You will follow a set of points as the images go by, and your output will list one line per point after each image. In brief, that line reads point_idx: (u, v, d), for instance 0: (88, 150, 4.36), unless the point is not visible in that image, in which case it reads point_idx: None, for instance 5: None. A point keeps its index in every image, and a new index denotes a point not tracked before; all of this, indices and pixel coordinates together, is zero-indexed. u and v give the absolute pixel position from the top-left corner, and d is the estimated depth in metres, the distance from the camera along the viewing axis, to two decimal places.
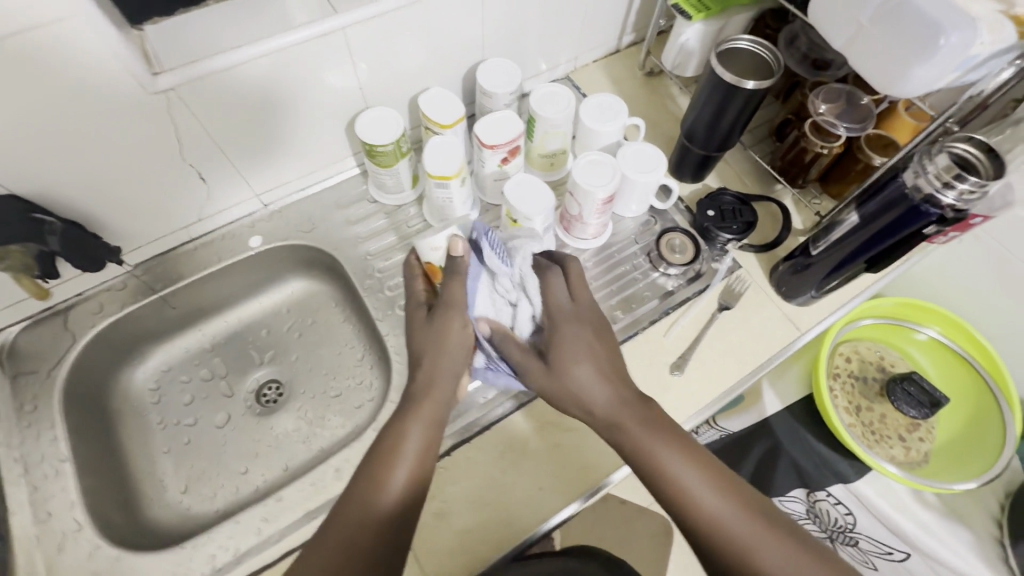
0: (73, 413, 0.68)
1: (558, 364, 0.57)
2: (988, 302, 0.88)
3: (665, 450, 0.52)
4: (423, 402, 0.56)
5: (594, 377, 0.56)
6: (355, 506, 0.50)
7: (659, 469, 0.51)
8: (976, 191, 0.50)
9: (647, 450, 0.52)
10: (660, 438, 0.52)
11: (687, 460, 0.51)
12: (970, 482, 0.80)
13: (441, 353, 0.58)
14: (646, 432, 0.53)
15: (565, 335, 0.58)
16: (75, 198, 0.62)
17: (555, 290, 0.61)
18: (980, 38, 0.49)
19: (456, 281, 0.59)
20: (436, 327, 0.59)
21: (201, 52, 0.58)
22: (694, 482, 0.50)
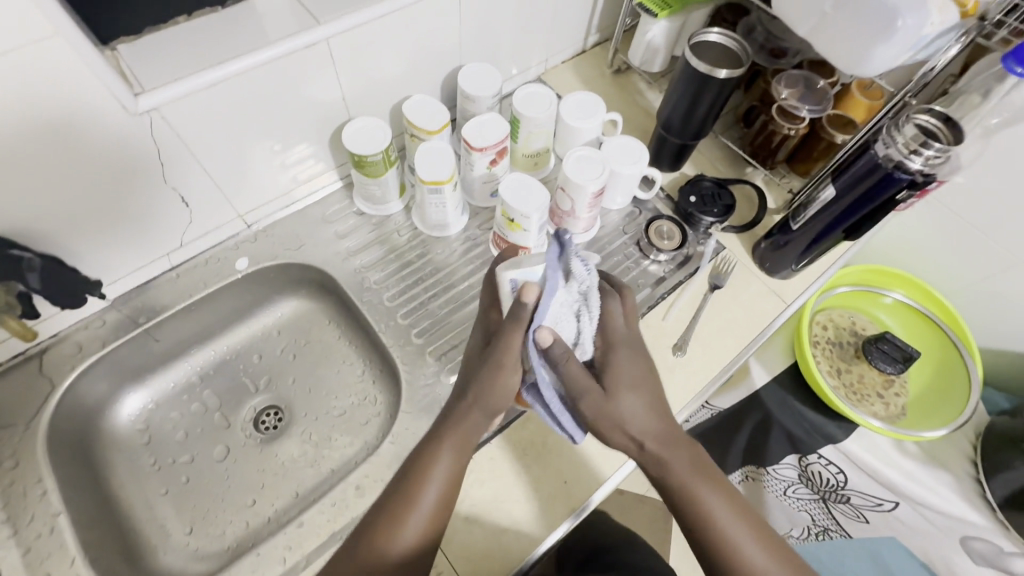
0: (60, 464, 0.63)
1: (615, 389, 0.54)
2: (941, 262, 0.96)
3: (711, 496, 0.52)
4: (453, 428, 0.56)
5: (647, 419, 0.54)
6: (385, 524, 0.51)
7: (706, 514, 0.52)
8: (940, 156, 0.55)
9: (697, 493, 0.52)
10: (704, 481, 0.53)
11: (743, 524, 0.52)
12: (942, 429, 0.87)
13: (486, 397, 0.56)
14: (698, 482, 0.53)
15: (621, 372, 0.55)
16: (49, 231, 0.58)
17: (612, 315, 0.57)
18: (931, 18, 0.53)
19: (516, 327, 0.53)
20: (488, 367, 0.55)
21: (180, 71, 0.56)
22: (737, 533, 0.52)
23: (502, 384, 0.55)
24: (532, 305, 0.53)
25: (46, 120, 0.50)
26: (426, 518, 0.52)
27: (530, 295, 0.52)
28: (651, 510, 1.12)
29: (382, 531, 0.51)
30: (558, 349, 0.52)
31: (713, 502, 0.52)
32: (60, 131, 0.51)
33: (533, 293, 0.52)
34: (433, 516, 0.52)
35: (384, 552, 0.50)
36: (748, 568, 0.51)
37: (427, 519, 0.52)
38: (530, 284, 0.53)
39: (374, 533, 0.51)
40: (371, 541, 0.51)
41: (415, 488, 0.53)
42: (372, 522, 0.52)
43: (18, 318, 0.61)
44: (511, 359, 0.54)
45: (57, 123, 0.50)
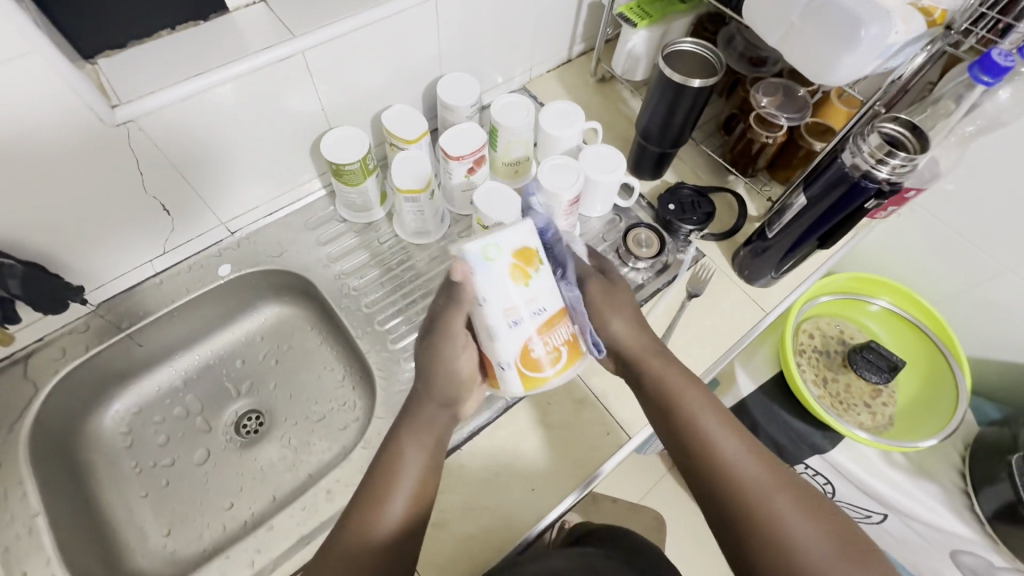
0: (42, 465, 0.65)
1: (606, 309, 0.58)
2: (929, 270, 0.95)
3: (697, 403, 0.53)
4: (416, 422, 0.56)
5: (639, 332, 0.58)
6: (362, 519, 0.50)
7: (685, 413, 0.53)
8: (907, 165, 0.55)
9: (683, 399, 0.54)
10: (692, 390, 0.54)
11: (721, 424, 0.52)
12: (932, 438, 0.85)
13: (440, 386, 0.56)
14: (675, 383, 0.55)
15: (617, 292, 0.60)
16: (31, 238, 0.59)
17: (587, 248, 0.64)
18: (895, 28, 0.53)
19: (454, 308, 0.52)
20: (435, 358, 0.55)
21: (156, 85, 0.58)
22: (722, 438, 0.51)
23: (449, 367, 0.55)
24: (461, 283, 0.50)
25: (24, 133, 0.51)
26: (405, 507, 0.52)
27: (458, 273, 0.49)
28: (639, 519, 1.11)
29: (360, 525, 0.50)
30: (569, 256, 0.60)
31: (698, 406, 0.53)
32: (38, 141, 0.53)
33: (462, 268, 0.49)
34: (413, 502, 0.52)
35: (366, 542, 0.49)
36: (734, 474, 0.49)
37: (406, 506, 0.52)
38: (463, 258, 0.49)
39: (351, 528, 0.50)
40: (349, 534, 0.50)
41: (388, 481, 0.52)
42: (347, 520, 0.51)
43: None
44: (451, 341, 0.54)
45: (36, 134, 0.52)
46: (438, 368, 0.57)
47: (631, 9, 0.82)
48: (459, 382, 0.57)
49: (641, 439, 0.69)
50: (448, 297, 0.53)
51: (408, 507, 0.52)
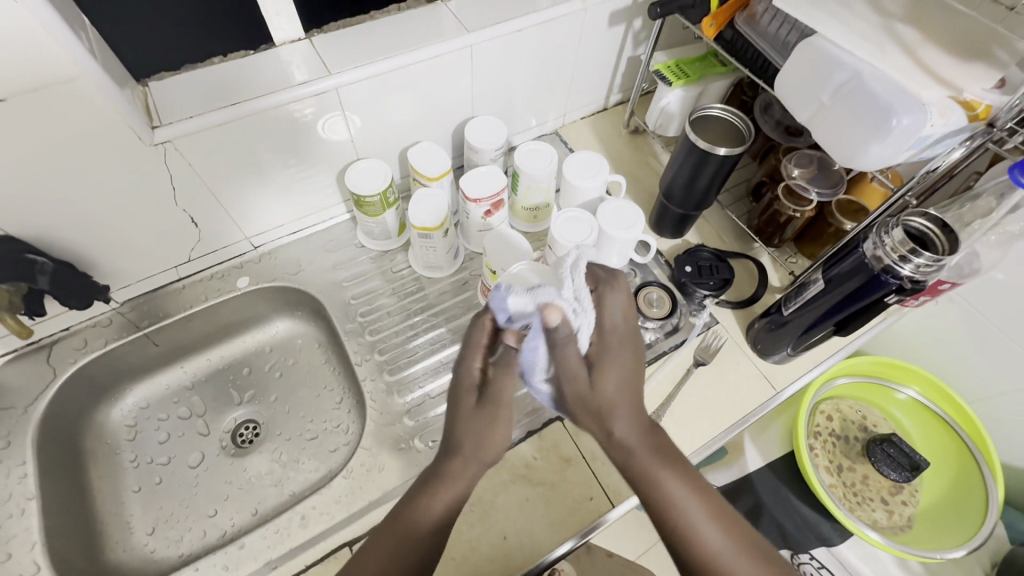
0: (47, 450, 0.68)
1: (601, 368, 0.52)
2: (968, 364, 0.89)
3: (674, 480, 0.47)
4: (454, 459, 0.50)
5: (622, 398, 0.50)
6: (403, 522, 0.49)
7: (643, 468, 0.48)
8: (932, 265, 0.53)
9: (663, 483, 0.47)
10: (668, 464, 0.48)
11: (681, 480, 0.47)
12: (959, 550, 0.79)
13: (487, 441, 0.51)
14: (641, 445, 0.49)
15: (606, 362, 0.52)
16: (68, 238, 0.64)
17: (609, 306, 0.56)
18: (931, 120, 0.51)
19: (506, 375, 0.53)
20: (488, 419, 0.51)
21: (195, 110, 0.62)
22: (701, 521, 0.46)
23: (495, 433, 0.51)
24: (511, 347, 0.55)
25: (68, 145, 0.55)
26: (446, 504, 0.49)
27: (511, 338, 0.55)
28: None
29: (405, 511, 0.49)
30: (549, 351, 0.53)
31: (669, 475, 0.47)
32: (81, 156, 0.57)
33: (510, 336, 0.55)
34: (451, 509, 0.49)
35: (409, 537, 0.48)
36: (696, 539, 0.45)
37: (444, 514, 0.49)
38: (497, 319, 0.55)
39: (394, 522, 0.49)
40: (392, 531, 0.48)
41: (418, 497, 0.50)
42: (387, 522, 0.49)
43: (16, 319, 0.65)
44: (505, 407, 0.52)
45: (81, 147, 0.56)
46: (483, 423, 0.51)
47: (668, 67, 0.82)
48: (495, 426, 0.51)
49: (627, 507, 0.66)
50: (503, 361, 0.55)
51: (449, 506, 0.49)
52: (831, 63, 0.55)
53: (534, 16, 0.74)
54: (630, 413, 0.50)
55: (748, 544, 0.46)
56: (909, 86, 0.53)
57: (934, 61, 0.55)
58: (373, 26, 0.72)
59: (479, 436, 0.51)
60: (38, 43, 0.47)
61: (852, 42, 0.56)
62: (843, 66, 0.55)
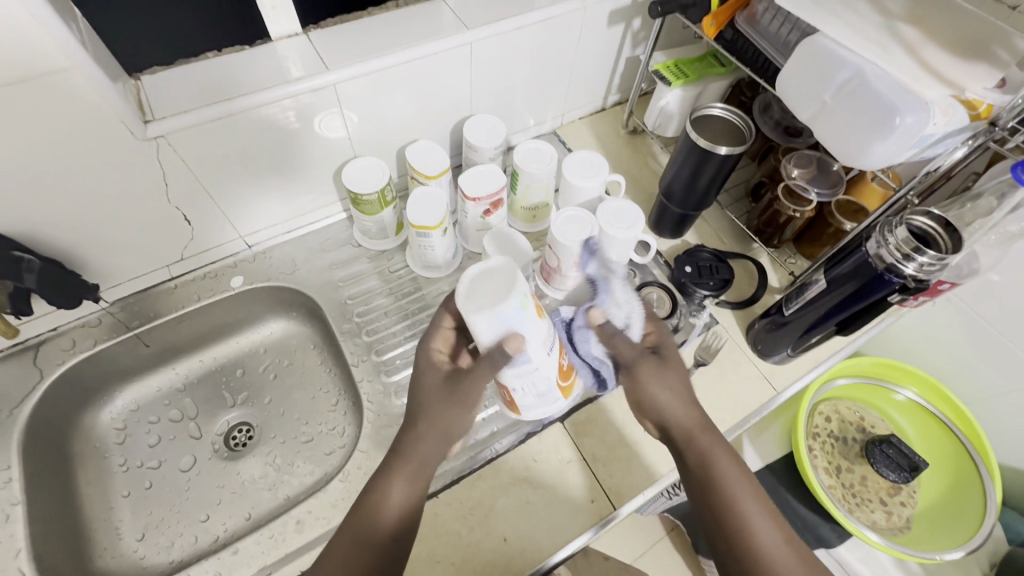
0: (32, 454, 0.66)
1: (668, 362, 0.56)
2: (964, 365, 0.89)
3: (739, 486, 0.51)
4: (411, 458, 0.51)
5: (683, 391, 0.55)
6: (363, 516, 0.50)
7: (704, 453, 0.52)
8: (936, 263, 0.52)
9: (720, 469, 0.52)
10: (726, 453, 0.53)
11: (738, 470, 0.52)
12: (958, 551, 0.79)
13: (440, 421, 0.51)
14: (703, 432, 0.54)
15: (665, 350, 0.57)
16: (57, 235, 0.62)
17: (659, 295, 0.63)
18: (934, 119, 0.51)
19: (487, 369, 0.49)
20: (444, 398, 0.52)
21: (188, 105, 0.60)
22: (757, 516, 0.50)
23: (455, 415, 0.52)
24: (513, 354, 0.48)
25: (58, 140, 0.54)
26: (407, 495, 0.51)
27: (513, 346, 0.48)
28: None
29: (365, 514, 0.50)
30: (607, 327, 0.57)
31: (726, 463, 0.52)
32: (70, 151, 0.55)
33: (518, 343, 0.48)
34: (410, 493, 0.50)
35: (369, 533, 0.49)
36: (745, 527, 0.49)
37: (401, 504, 0.50)
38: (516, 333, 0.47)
39: (355, 516, 0.50)
40: (353, 526, 0.49)
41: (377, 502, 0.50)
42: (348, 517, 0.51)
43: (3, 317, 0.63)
44: (471, 393, 0.51)
45: (71, 141, 0.55)
46: (442, 402, 0.52)
47: (667, 67, 0.82)
48: (445, 402, 0.51)
49: (629, 510, 0.65)
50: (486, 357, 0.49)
51: (410, 496, 0.51)
52: (834, 61, 0.55)
53: (534, 14, 0.73)
54: (691, 402, 0.55)
55: (797, 548, 0.49)
56: (911, 85, 0.52)
57: (936, 60, 0.55)
58: (370, 22, 0.71)
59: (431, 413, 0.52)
60: (27, 33, 0.46)
61: (854, 40, 0.56)
62: (846, 64, 0.55)
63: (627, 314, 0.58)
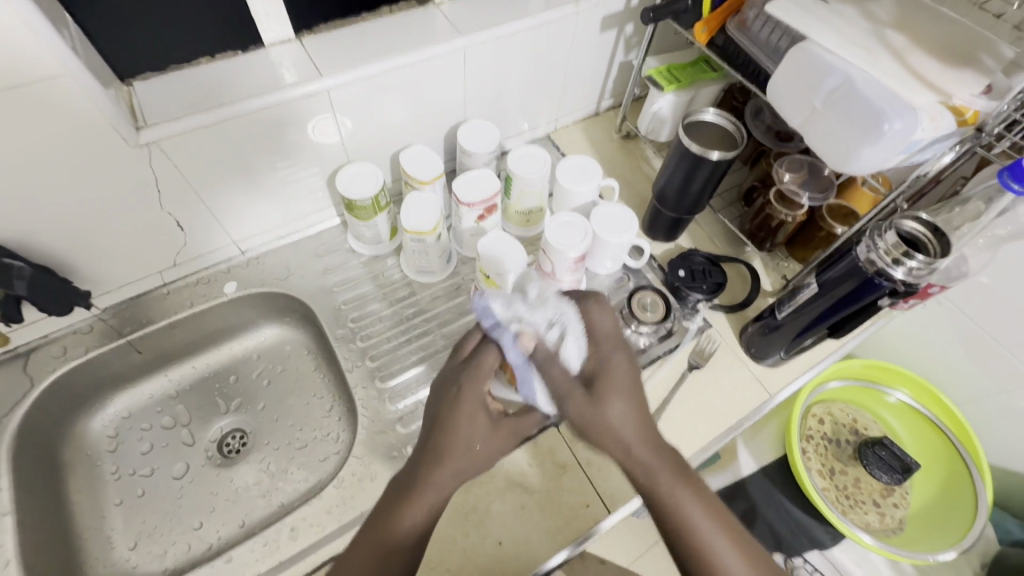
0: (23, 463, 0.66)
1: (603, 393, 0.49)
2: (955, 366, 0.90)
3: (695, 507, 0.47)
4: (434, 472, 0.49)
5: (635, 423, 0.48)
6: (381, 527, 0.48)
7: (659, 494, 0.47)
8: (925, 268, 0.53)
9: (682, 506, 0.46)
10: (685, 487, 0.47)
11: (700, 504, 0.47)
12: (949, 552, 0.79)
13: (478, 457, 0.50)
14: (659, 468, 0.47)
15: (610, 375, 0.51)
16: (47, 242, 0.62)
17: (596, 318, 0.56)
18: (921, 126, 0.51)
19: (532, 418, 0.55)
20: (492, 438, 0.51)
21: (181, 111, 0.60)
22: (724, 550, 0.46)
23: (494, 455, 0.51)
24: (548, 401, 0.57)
25: (49, 146, 0.54)
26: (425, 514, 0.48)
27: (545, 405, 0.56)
28: None
29: (384, 524, 0.48)
30: (540, 352, 0.54)
31: (687, 498, 0.47)
32: (62, 158, 0.55)
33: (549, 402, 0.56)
34: (431, 514, 0.48)
35: (387, 544, 0.47)
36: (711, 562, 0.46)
37: (420, 524, 0.48)
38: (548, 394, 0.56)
39: (371, 531, 0.48)
40: (372, 538, 0.47)
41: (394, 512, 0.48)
42: (366, 529, 0.48)
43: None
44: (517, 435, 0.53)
45: (62, 147, 0.54)
46: (490, 440, 0.51)
47: (660, 72, 0.82)
48: (489, 439, 0.51)
49: (622, 514, 0.65)
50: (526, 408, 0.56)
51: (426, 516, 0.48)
52: (821, 68, 0.56)
53: (527, 20, 0.74)
54: (645, 433, 0.48)
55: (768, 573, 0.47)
56: (900, 92, 0.53)
57: (923, 66, 0.56)
58: (363, 28, 0.71)
59: (473, 449, 0.50)
60: (18, 39, 0.46)
61: (843, 47, 0.56)
62: (834, 71, 0.55)
63: (552, 338, 0.55)
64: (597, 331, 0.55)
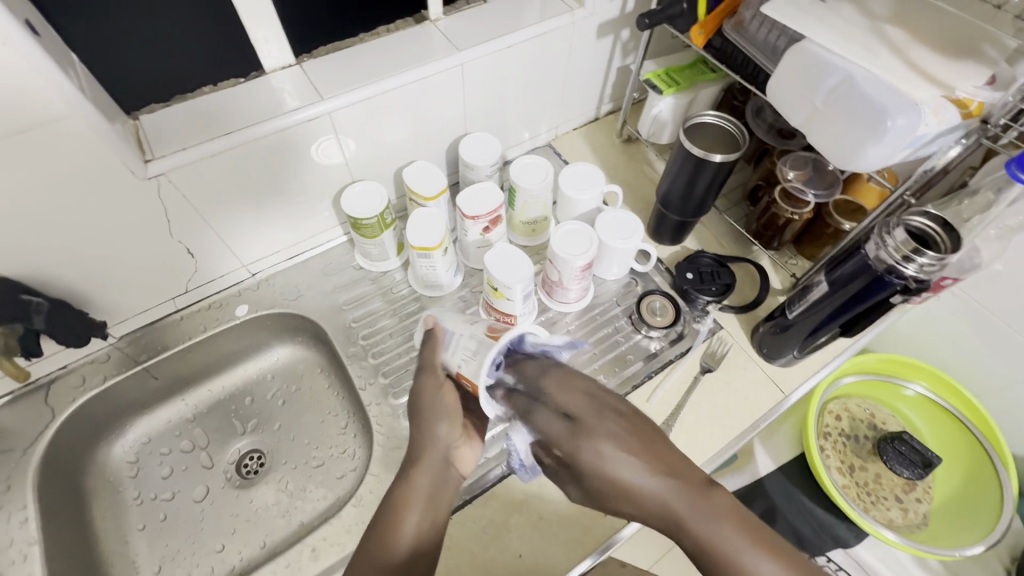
0: (46, 493, 0.67)
1: (589, 479, 0.44)
2: (971, 356, 0.89)
3: (754, 554, 0.40)
4: (415, 468, 0.54)
5: (653, 488, 0.42)
6: (374, 547, 0.49)
7: (708, 547, 0.41)
8: (936, 264, 0.53)
9: (737, 560, 0.40)
10: (734, 535, 0.40)
11: (761, 549, 0.40)
12: (977, 545, 0.79)
13: (433, 425, 0.57)
14: (706, 525, 0.41)
15: (588, 458, 0.44)
16: (63, 276, 0.63)
17: (542, 417, 0.48)
18: (926, 120, 0.51)
19: (432, 352, 0.61)
20: (427, 409, 0.57)
21: (186, 142, 0.61)
22: None
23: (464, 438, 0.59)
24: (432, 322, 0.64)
25: (57, 182, 0.55)
26: (420, 517, 0.51)
27: (428, 321, 0.65)
28: None
29: (380, 543, 0.49)
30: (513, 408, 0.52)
31: (746, 550, 0.40)
32: (72, 193, 0.56)
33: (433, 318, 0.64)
34: (423, 525, 0.51)
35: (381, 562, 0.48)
36: None
37: (415, 534, 0.50)
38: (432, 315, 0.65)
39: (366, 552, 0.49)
40: (366, 558, 0.49)
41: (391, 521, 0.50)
42: (367, 537, 0.51)
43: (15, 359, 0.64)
44: (439, 408, 0.57)
45: (74, 184, 0.56)
46: (433, 414, 0.57)
47: (658, 76, 0.82)
48: (450, 421, 0.57)
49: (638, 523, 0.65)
50: (425, 349, 0.62)
51: (423, 521, 0.51)
52: (822, 67, 0.56)
53: (523, 32, 0.74)
54: (674, 500, 0.42)
55: None
56: (901, 86, 0.52)
57: (924, 60, 0.55)
58: (361, 49, 0.72)
59: (440, 433, 0.56)
60: (29, 83, 0.47)
61: (840, 44, 0.56)
62: (834, 70, 0.55)
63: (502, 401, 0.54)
64: (559, 434, 0.47)
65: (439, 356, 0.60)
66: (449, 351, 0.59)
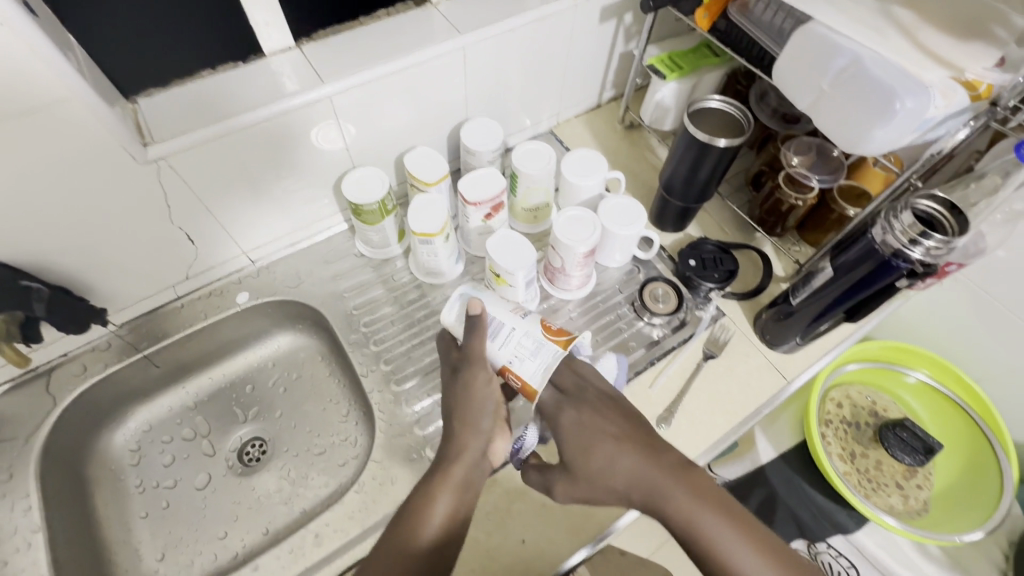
0: (49, 481, 0.67)
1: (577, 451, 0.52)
2: (972, 343, 0.89)
3: (709, 516, 0.45)
4: (453, 461, 0.53)
5: (626, 455, 0.49)
6: (399, 535, 0.49)
7: (673, 511, 0.46)
8: (942, 247, 0.52)
9: (699, 524, 0.45)
10: (695, 502, 0.46)
11: (719, 516, 0.45)
12: (977, 532, 0.79)
13: (473, 420, 0.55)
14: (671, 488, 0.47)
15: (574, 429, 0.52)
16: (62, 262, 0.62)
17: (539, 392, 0.56)
18: (935, 102, 0.50)
19: (478, 343, 0.57)
20: (470, 403, 0.56)
21: (185, 127, 0.60)
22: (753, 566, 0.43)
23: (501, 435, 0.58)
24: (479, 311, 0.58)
25: (55, 167, 0.54)
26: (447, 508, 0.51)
27: (475, 307, 0.58)
28: None
29: (405, 532, 0.49)
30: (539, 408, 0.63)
31: (704, 513, 0.45)
32: (69, 178, 0.55)
33: (479, 304, 0.58)
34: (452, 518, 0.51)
35: (405, 550, 0.48)
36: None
37: (443, 524, 0.50)
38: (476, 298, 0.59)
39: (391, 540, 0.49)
40: (391, 546, 0.48)
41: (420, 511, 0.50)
42: (393, 524, 0.50)
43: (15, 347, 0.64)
44: (482, 403, 0.56)
45: (72, 169, 0.55)
46: (473, 408, 0.56)
47: (661, 61, 0.81)
48: (493, 417, 0.56)
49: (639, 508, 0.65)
50: (468, 336, 0.58)
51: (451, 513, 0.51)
52: (830, 50, 0.55)
53: (525, 15, 0.73)
54: (642, 467, 0.48)
55: None
56: (910, 69, 0.52)
57: (933, 42, 0.55)
58: (361, 33, 0.71)
59: (481, 428, 0.55)
60: (25, 64, 0.46)
61: (848, 26, 0.56)
62: (842, 52, 0.54)
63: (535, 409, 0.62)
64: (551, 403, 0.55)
65: (485, 347, 0.57)
66: (500, 343, 0.57)
